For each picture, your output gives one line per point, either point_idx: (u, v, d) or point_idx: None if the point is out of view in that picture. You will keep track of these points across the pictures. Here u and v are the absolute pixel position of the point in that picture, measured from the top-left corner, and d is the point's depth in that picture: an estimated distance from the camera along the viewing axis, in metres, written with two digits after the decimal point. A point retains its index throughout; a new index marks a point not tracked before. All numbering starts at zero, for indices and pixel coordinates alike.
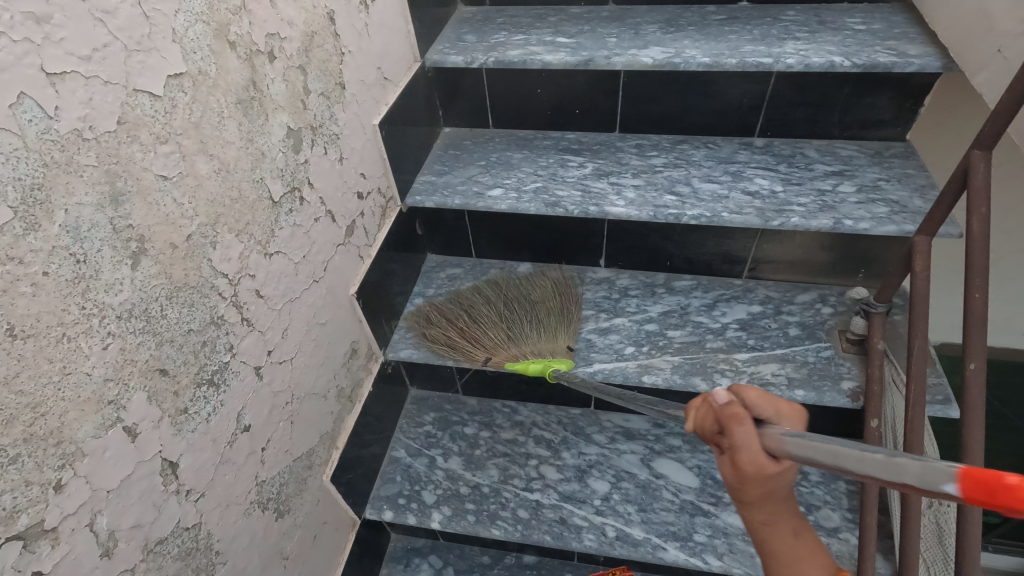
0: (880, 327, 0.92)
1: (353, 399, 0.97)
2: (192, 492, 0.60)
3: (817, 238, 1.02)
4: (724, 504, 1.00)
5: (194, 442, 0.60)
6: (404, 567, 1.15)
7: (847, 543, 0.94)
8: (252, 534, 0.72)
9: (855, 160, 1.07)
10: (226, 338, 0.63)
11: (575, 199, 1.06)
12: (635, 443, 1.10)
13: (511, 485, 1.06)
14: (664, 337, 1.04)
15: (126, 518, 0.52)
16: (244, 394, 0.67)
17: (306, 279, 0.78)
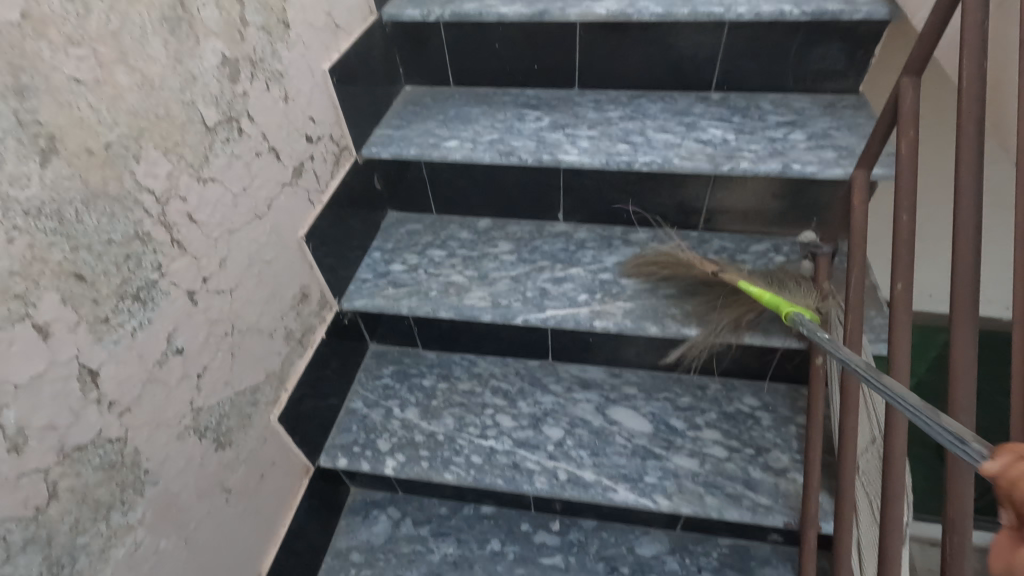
0: (825, 269, 0.93)
1: (304, 345, 0.97)
2: (115, 404, 0.60)
3: (767, 185, 1.02)
4: (675, 448, 1.02)
5: (117, 354, 0.60)
6: (362, 519, 1.16)
7: (793, 483, 0.96)
8: (189, 460, 0.72)
9: (807, 111, 1.08)
10: (154, 257, 0.63)
11: (530, 148, 1.05)
12: (590, 392, 1.11)
13: (466, 433, 1.06)
14: (618, 286, 1.05)
15: (39, 417, 0.52)
16: (175, 316, 0.67)
17: (247, 213, 0.79)
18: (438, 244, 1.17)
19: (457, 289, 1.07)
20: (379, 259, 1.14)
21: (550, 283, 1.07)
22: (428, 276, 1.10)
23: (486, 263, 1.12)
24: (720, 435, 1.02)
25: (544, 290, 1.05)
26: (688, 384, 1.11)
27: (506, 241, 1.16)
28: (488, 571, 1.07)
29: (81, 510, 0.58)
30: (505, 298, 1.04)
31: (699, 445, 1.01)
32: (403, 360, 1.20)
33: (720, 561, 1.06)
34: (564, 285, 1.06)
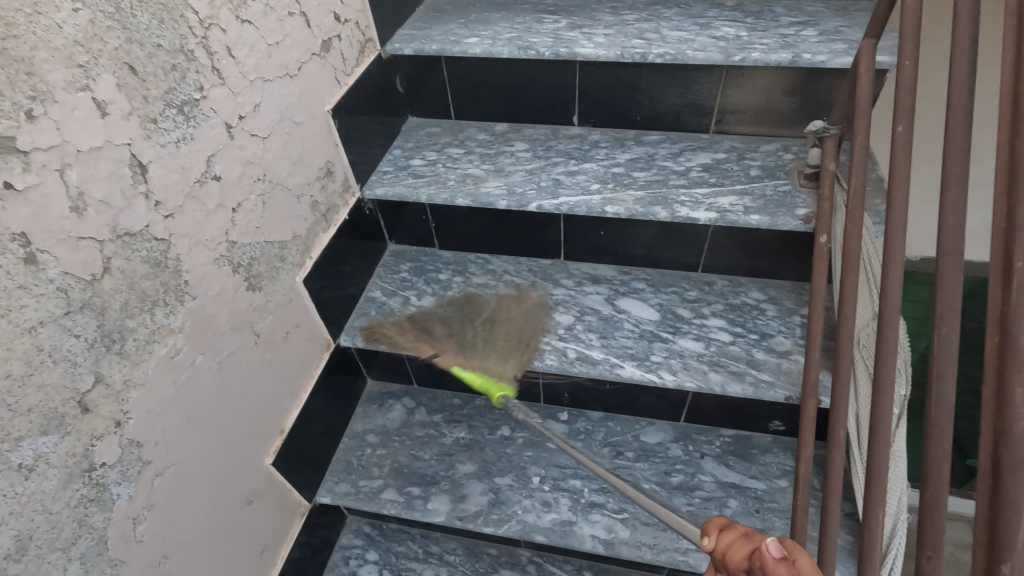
0: (832, 151, 0.96)
1: (329, 220, 1.02)
2: (161, 205, 0.65)
3: (778, 79, 1.05)
4: (682, 333, 1.05)
5: (163, 157, 0.64)
6: (378, 407, 1.20)
7: (796, 362, 0.98)
8: (222, 288, 0.77)
9: (820, 13, 1.10)
10: (196, 76, 0.68)
11: (547, 43, 1.09)
12: (600, 286, 1.14)
13: (480, 318, 1.10)
14: (630, 177, 1.08)
15: (96, 189, 0.57)
16: (213, 142, 0.72)
17: (279, 68, 0.83)
18: (456, 144, 1.21)
19: (474, 180, 1.11)
20: (399, 155, 1.19)
21: (564, 175, 1.10)
22: (447, 169, 1.14)
23: (502, 159, 1.16)
24: (726, 322, 1.06)
25: (558, 181, 1.09)
26: (696, 279, 1.14)
27: (522, 142, 1.20)
28: (498, 452, 1.11)
29: (129, 294, 0.62)
30: (520, 187, 1.08)
31: (705, 330, 1.05)
32: (420, 258, 1.24)
33: (723, 448, 1.09)
34: (578, 177, 1.10)
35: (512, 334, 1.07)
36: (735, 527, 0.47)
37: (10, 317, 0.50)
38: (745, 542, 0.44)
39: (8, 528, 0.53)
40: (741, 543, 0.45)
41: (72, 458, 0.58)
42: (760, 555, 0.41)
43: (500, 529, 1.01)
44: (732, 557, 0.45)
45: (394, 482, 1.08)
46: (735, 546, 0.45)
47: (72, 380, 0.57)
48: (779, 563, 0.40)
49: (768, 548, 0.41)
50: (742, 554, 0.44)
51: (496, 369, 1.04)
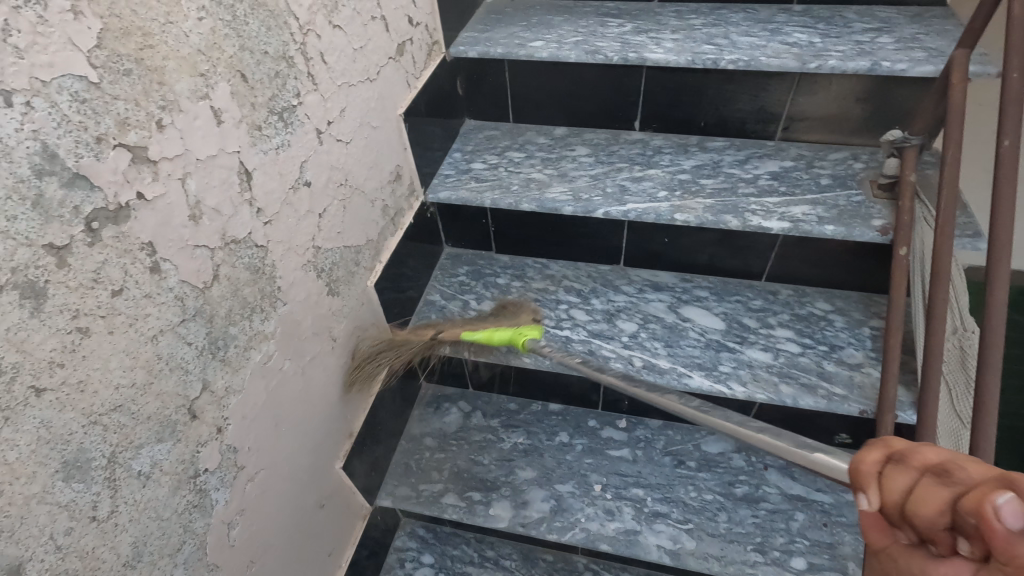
0: (912, 161, 0.94)
1: (396, 224, 1.02)
2: (262, 212, 0.65)
3: (852, 86, 1.03)
4: (749, 343, 1.04)
5: (265, 164, 0.64)
6: (434, 410, 1.20)
7: (869, 376, 0.97)
8: (308, 293, 0.77)
9: (893, 19, 1.09)
10: (295, 83, 0.68)
11: (615, 48, 1.08)
12: (662, 293, 1.13)
13: (542, 324, 1.10)
14: (697, 185, 1.07)
15: (210, 197, 0.57)
16: (306, 148, 0.72)
17: (362, 72, 0.83)
18: (516, 148, 1.20)
19: (538, 184, 1.10)
20: (459, 159, 1.18)
21: (629, 181, 1.09)
22: (509, 173, 1.13)
23: (565, 164, 1.15)
24: (794, 333, 1.04)
25: (624, 187, 1.08)
26: (760, 288, 1.13)
27: (583, 146, 1.19)
28: (558, 459, 1.10)
29: (232, 300, 0.62)
30: (585, 193, 1.07)
31: (773, 341, 1.03)
32: (477, 261, 1.23)
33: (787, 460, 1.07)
34: (644, 184, 1.09)
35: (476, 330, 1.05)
36: (910, 464, 0.37)
37: (136, 325, 0.50)
38: (934, 491, 0.35)
39: (128, 534, 0.53)
40: (931, 489, 0.35)
41: (181, 465, 0.58)
42: (982, 519, 0.31)
43: (564, 536, 1.00)
44: (909, 507, 0.36)
45: (454, 487, 1.08)
46: (918, 497, 0.36)
47: (184, 388, 0.57)
48: (1022, 540, 0.30)
49: (998, 512, 0.30)
50: (935, 507, 0.35)
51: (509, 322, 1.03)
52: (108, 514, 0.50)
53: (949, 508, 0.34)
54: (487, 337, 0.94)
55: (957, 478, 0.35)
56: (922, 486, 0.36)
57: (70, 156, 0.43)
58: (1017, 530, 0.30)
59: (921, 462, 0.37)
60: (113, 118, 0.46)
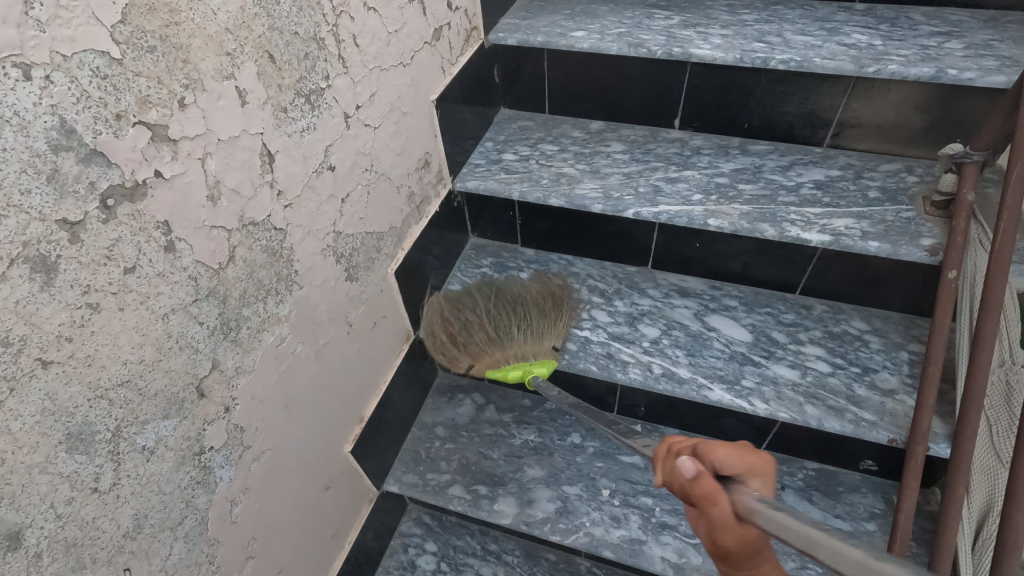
0: (972, 179, 0.88)
1: (421, 212, 1.00)
2: (283, 195, 0.64)
3: (913, 95, 0.97)
4: (775, 358, 0.99)
5: (289, 146, 0.64)
6: (448, 399, 1.20)
7: (902, 404, 0.92)
8: (326, 278, 0.76)
9: (965, 24, 1.01)
10: (324, 65, 0.67)
11: (660, 42, 1.03)
12: (689, 299, 1.10)
13: (562, 322, 1.08)
14: (734, 190, 1.03)
15: (230, 178, 0.57)
16: (332, 132, 0.71)
17: (395, 56, 0.81)
18: (550, 140, 1.17)
19: (568, 179, 1.07)
20: (491, 148, 1.16)
21: (663, 182, 1.05)
22: (540, 166, 1.11)
23: (598, 159, 1.11)
24: (825, 351, 1.00)
25: (657, 188, 1.04)
26: (793, 302, 1.08)
27: (619, 142, 1.15)
28: (568, 460, 1.09)
29: (247, 283, 0.62)
30: (617, 191, 1.04)
31: (802, 358, 0.99)
32: (501, 253, 1.22)
33: (806, 482, 1.03)
34: (678, 185, 1.05)
35: (516, 325, 1.03)
36: (674, 450, 0.58)
37: (148, 303, 0.51)
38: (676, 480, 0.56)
39: (129, 507, 0.54)
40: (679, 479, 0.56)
41: (186, 442, 0.59)
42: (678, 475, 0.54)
43: (567, 539, 0.99)
44: (685, 485, 0.54)
45: (461, 479, 1.07)
46: (670, 472, 0.57)
47: (193, 366, 0.57)
48: (695, 482, 0.53)
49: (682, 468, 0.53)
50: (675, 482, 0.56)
51: (532, 350, 1.02)
52: (111, 486, 0.51)
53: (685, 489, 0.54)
54: (507, 375, 0.99)
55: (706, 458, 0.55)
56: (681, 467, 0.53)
57: (89, 133, 0.42)
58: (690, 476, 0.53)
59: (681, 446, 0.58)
60: (134, 95, 0.45)
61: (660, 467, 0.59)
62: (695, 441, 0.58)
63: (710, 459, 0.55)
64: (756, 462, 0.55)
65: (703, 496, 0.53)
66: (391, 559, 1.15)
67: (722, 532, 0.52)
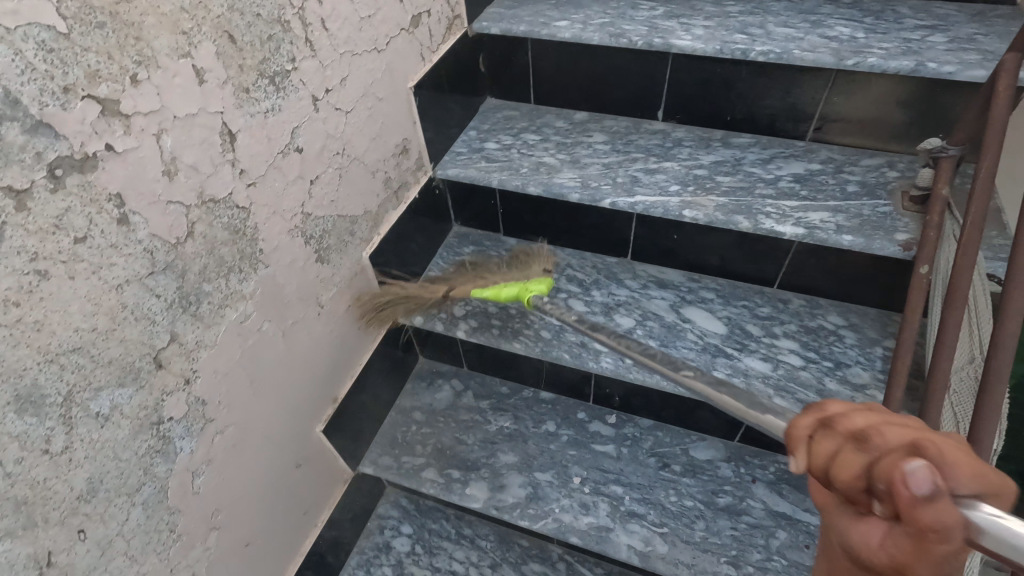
0: (947, 173, 0.87)
1: (398, 198, 1.02)
2: (245, 173, 0.66)
3: (894, 89, 0.96)
4: (748, 351, 0.99)
5: (252, 126, 0.65)
6: (427, 385, 1.21)
7: (872, 399, 0.91)
8: (294, 258, 0.78)
9: (951, 17, 1.00)
10: (289, 47, 0.68)
11: (641, 32, 1.03)
12: (666, 291, 1.10)
13: (539, 311, 1.08)
14: (712, 181, 1.02)
15: (187, 155, 0.58)
16: (299, 114, 0.72)
17: (369, 42, 0.82)
18: (533, 130, 1.18)
19: (548, 169, 1.08)
20: (474, 137, 1.17)
21: (642, 172, 1.05)
22: (521, 155, 1.11)
23: (579, 150, 1.12)
24: (798, 345, 0.99)
25: (635, 178, 1.04)
26: (771, 296, 1.07)
27: (601, 133, 1.16)
28: (541, 447, 1.09)
29: (207, 258, 0.64)
30: (595, 181, 1.04)
31: (775, 351, 0.99)
32: (483, 242, 1.22)
33: (777, 476, 1.03)
34: (656, 176, 1.05)
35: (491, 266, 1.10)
36: (838, 425, 0.38)
37: (100, 273, 0.52)
38: (852, 456, 0.35)
39: (83, 470, 0.56)
40: (846, 455, 0.35)
41: (143, 411, 0.61)
42: (892, 486, 0.32)
43: (536, 524, 1.00)
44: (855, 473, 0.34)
45: (435, 463, 1.09)
46: (838, 462, 0.36)
47: (150, 337, 0.59)
48: (931, 503, 0.30)
49: (905, 477, 0.31)
50: (855, 470, 0.35)
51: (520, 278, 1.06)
52: (63, 449, 0.53)
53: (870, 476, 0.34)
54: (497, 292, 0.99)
55: (877, 444, 0.34)
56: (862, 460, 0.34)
57: (35, 104, 0.44)
58: (925, 497, 0.30)
59: (849, 428, 0.37)
60: (83, 70, 0.47)
61: (804, 445, 0.39)
62: (877, 423, 0.36)
63: (941, 470, 0.32)
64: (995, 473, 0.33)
65: (924, 530, 0.31)
66: (367, 541, 1.16)
67: (883, 557, 0.33)
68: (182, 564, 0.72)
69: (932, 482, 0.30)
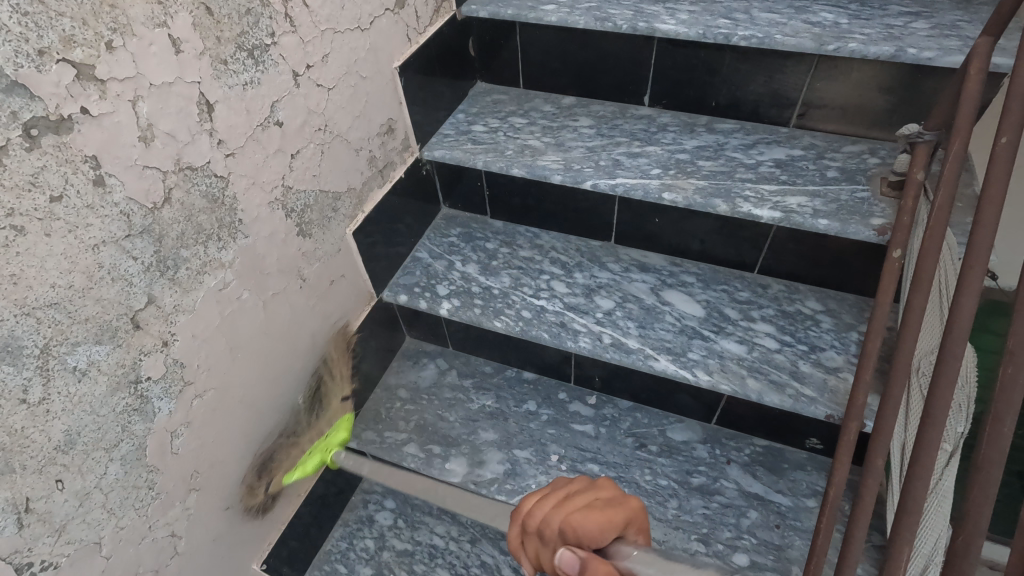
0: (923, 158, 0.87)
1: (384, 177, 1.04)
2: (223, 144, 0.68)
3: (875, 75, 0.96)
4: (725, 334, 1.00)
5: (230, 98, 0.67)
6: (413, 363, 1.23)
7: (844, 381, 0.92)
8: (275, 230, 0.80)
9: (937, 4, 1.00)
10: (268, 22, 0.70)
11: (626, 16, 1.04)
12: (647, 274, 1.11)
13: (521, 291, 1.10)
14: (693, 166, 1.03)
15: (164, 122, 0.60)
16: (279, 88, 0.74)
17: (351, 20, 0.84)
18: (520, 114, 1.19)
19: (532, 152, 1.09)
20: (462, 120, 1.18)
21: (625, 156, 1.07)
22: (507, 138, 1.13)
23: (565, 133, 1.13)
24: (775, 329, 1.00)
25: (618, 162, 1.05)
26: (751, 281, 1.08)
27: (588, 118, 1.17)
28: (521, 425, 1.11)
29: (185, 225, 0.66)
30: (577, 164, 1.06)
31: (751, 335, 1.00)
32: (470, 224, 1.24)
33: (752, 458, 1.04)
34: (639, 160, 1.06)
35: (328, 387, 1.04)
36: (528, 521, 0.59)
37: (76, 233, 0.55)
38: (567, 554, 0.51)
39: (61, 422, 0.58)
40: (552, 534, 0.55)
41: (120, 369, 0.63)
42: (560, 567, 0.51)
43: (512, 499, 1.02)
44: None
45: (417, 438, 1.11)
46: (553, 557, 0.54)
47: (127, 298, 0.61)
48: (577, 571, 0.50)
49: (564, 564, 0.50)
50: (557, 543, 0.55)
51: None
52: (40, 400, 0.56)
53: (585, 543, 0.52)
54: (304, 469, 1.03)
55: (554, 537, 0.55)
56: (563, 563, 0.50)
57: (10, 65, 0.46)
58: (576, 568, 0.50)
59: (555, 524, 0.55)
60: (58, 34, 0.49)
61: (523, 551, 0.60)
62: (555, 519, 0.55)
63: (580, 530, 0.53)
64: (626, 516, 0.54)
65: None
66: (351, 514, 1.19)
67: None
68: (161, 521, 0.75)
69: (575, 563, 0.50)
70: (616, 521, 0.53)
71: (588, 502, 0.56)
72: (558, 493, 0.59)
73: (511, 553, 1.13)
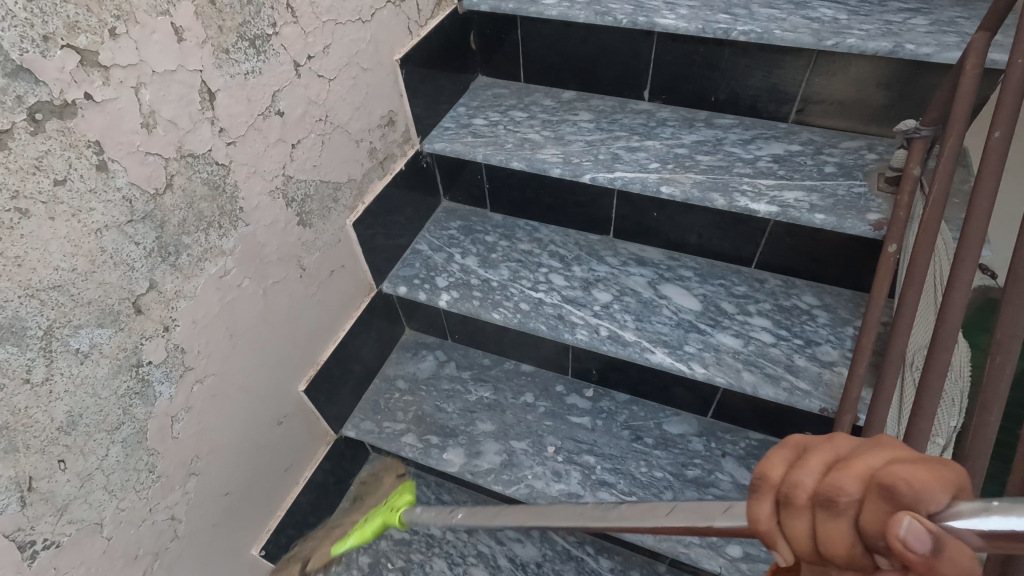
0: (919, 154, 0.88)
1: (384, 169, 1.04)
2: (224, 132, 0.69)
3: (873, 71, 0.96)
4: (721, 327, 1.01)
5: (231, 87, 0.68)
6: (412, 355, 1.24)
7: (839, 375, 0.93)
8: (275, 219, 0.81)
9: (935, 1, 1.00)
10: (270, 12, 0.71)
11: (626, 11, 1.04)
12: (645, 268, 1.12)
13: (519, 283, 1.11)
14: (692, 160, 1.04)
15: (166, 110, 0.61)
16: (280, 78, 0.75)
17: (352, 12, 0.85)
18: (520, 107, 1.20)
19: (532, 145, 1.10)
20: (462, 113, 1.19)
21: (624, 150, 1.07)
22: (507, 131, 1.14)
23: (564, 127, 1.14)
24: (771, 323, 1.00)
25: (617, 155, 1.06)
26: (748, 275, 1.09)
27: (587, 112, 1.17)
28: (519, 417, 1.12)
29: (187, 212, 0.67)
30: (576, 157, 1.06)
31: (747, 328, 1.00)
32: (470, 217, 1.25)
33: (747, 451, 1.05)
34: (638, 154, 1.06)
35: None
36: (790, 498, 0.30)
37: (79, 216, 0.56)
38: (830, 523, 0.28)
39: (63, 403, 0.59)
40: (827, 525, 0.28)
41: (122, 352, 0.64)
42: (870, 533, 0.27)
43: (509, 489, 1.03)
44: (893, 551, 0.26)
45: (415, 428, 1.12)
46: (820, 536, 0.29)
47: (129, 282, 0.63)
48: (912, 556, 0.25)
49: (904, 540, 0.25)
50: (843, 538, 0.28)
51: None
52: (43, 381, 0.57)
53: (861, 536, 0.28)
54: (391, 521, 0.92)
55: (841, 502, 0.28)
56: (903, 531, 0.25)
57: (15, 50, 0.47)
58: (921, 550, 0.25)
59: (806, 494, 0.30)
60: (62, 20, 0.50)
61: (777, 523, 0.31)
62: (826, 479, 0.29)
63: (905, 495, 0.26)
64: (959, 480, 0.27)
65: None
66: (348, 503, 1.20)
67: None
68: (161, 504, 0.76)
69: (932, 533, 0.25)
70: (953, 485, 0.27)
71: (897, 455, 0.29)
72: (829, 448, 0.31)
73: (507, 543, 1.13)
